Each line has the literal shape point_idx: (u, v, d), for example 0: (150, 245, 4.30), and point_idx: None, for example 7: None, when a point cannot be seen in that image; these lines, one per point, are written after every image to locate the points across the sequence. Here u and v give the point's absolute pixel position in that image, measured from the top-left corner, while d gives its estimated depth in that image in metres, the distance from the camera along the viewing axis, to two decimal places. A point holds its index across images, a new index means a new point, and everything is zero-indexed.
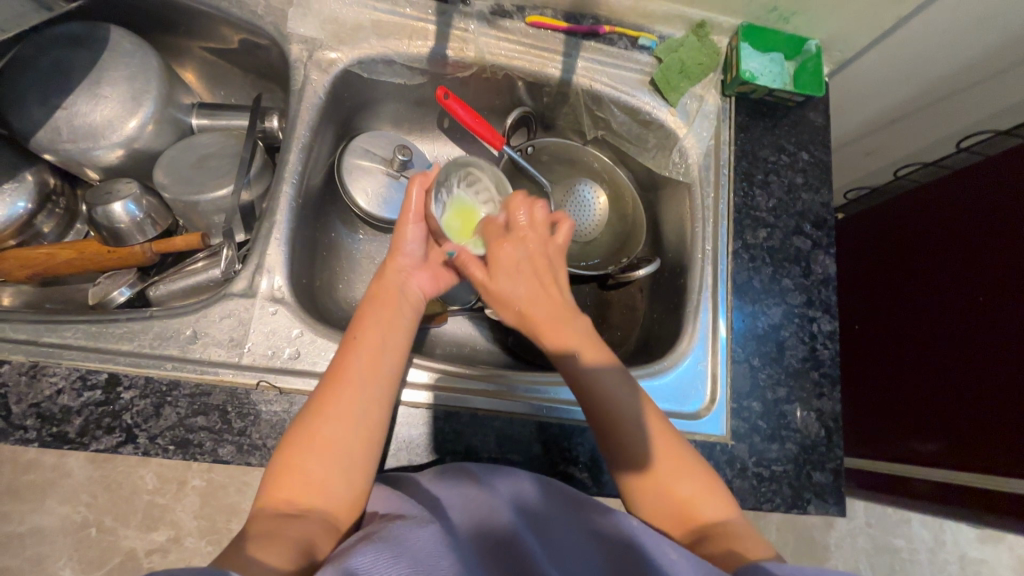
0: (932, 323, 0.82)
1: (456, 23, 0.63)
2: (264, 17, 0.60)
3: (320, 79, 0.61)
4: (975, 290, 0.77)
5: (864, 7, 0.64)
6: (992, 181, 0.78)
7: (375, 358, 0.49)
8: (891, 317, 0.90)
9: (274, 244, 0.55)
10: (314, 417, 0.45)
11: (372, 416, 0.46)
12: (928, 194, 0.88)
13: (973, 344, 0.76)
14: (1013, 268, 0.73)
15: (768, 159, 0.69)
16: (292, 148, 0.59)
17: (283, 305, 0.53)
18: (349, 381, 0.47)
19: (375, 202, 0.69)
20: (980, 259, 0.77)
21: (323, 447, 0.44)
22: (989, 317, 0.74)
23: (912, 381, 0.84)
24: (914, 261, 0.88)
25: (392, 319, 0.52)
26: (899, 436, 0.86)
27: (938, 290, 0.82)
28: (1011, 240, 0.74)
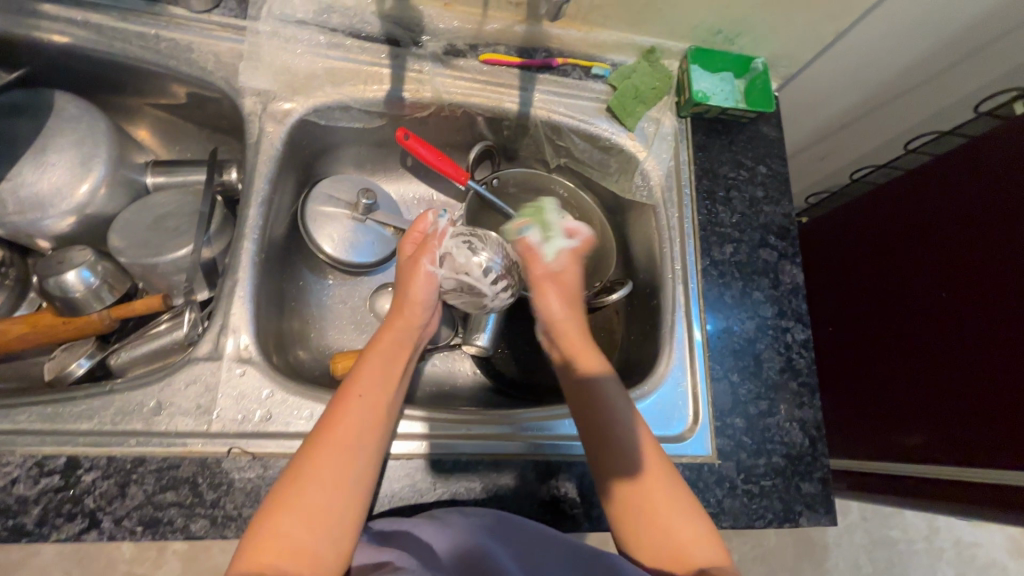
0: (912, 320, 0.83)
1: (410, 65, 0.64)
2: (214, 73, 0.59)
3: (275, 130, 0.59)
4: (954, 286, 0.77)
5: (804, 25, 0.66)
6: (945, 176, 0.81)
7: (372, 411, 0.49)
8: (867, 316, 0.91)
9: (238, 302, 0.53)
10: (297, 472, 0.44)
11: (363, 479, 0.46)
12: (892, 191, 0.90)
13: (946, 341, 0.77)
14: (993, 265, 0.73)
15: (727, 176, 0.70)
16: (252, 203, 0.57)
17: (251, 365, 0.52)
18: (343, 439, 0.46)
19: (342, 247, 0.68)
20: (941, 252, 0.80)
21: (312, 506, 0.43)
22: (970, 315, 0.74)
23: (895, 379, 0.85)
24: (881, 259, 0.90)
25: (382, 368, 0.52)
26: (878, 431, 0.87)
27: (916, 286, 0.83)
28: (986, 237, 0.74)
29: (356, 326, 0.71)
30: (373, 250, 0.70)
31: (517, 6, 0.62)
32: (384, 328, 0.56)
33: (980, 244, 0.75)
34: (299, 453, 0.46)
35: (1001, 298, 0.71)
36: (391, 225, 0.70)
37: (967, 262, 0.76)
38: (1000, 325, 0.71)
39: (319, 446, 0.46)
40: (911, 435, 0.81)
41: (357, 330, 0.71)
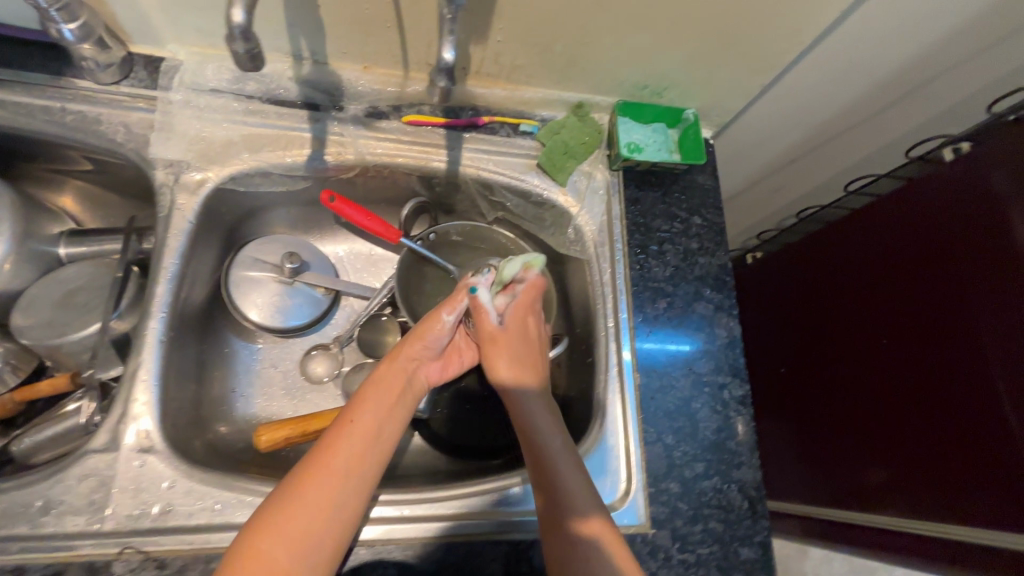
0: (875, 364, 0.82)
1: (331, 128, 0.63)
2: (124, 144, 0.57)
3: (188, 201, 0.58)
4: (911, 328, 0.76)
5: (728, 79, 0.66)
6: (896, 220, 0.81)
7: (369, 441, 0.49)
8: (829, 354, 0.91)
9: (142, 387, 0.51)
10: (287, 500, 0.44)
11: (348, 510, 0.46)
12: (847, 229, 0.90)
13: (906, 387, 0.76)
14: (946, 310, 0.72)
15: (661, 229, 0.69)
16: (160, 279, 0.55)
17: (152, 454, 0.49)
18: (336, 468, 0.46)
19: (268, 312, 0.66)
20: (896, 297, 0.79)
21: (297, 532, 0.43)
22: (927, 360, 0.74)
23: (860, 419, 0.84)
24: (840, 301, 0.90)
25: (383, 397, 0.53)
26: (841, 472, 0.86)
27: (876, 326, 0.82)
28: (936, 281, 0.74)
29: (288, 392, 0.68)
30: (304, 311, 0.68)
31: (436, 68, 0.62)
32: (388, 359, 0.56)
33: (929, 289, 0.74)
34: (285, 481, 0.46)
35: (955, 344, 0.70)
36: (321, 286, 0.69)
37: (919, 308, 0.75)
38: (956, 372, 0.70)
39: (310, 478, 0.45)
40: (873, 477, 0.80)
41: (287, 396, 0.68)
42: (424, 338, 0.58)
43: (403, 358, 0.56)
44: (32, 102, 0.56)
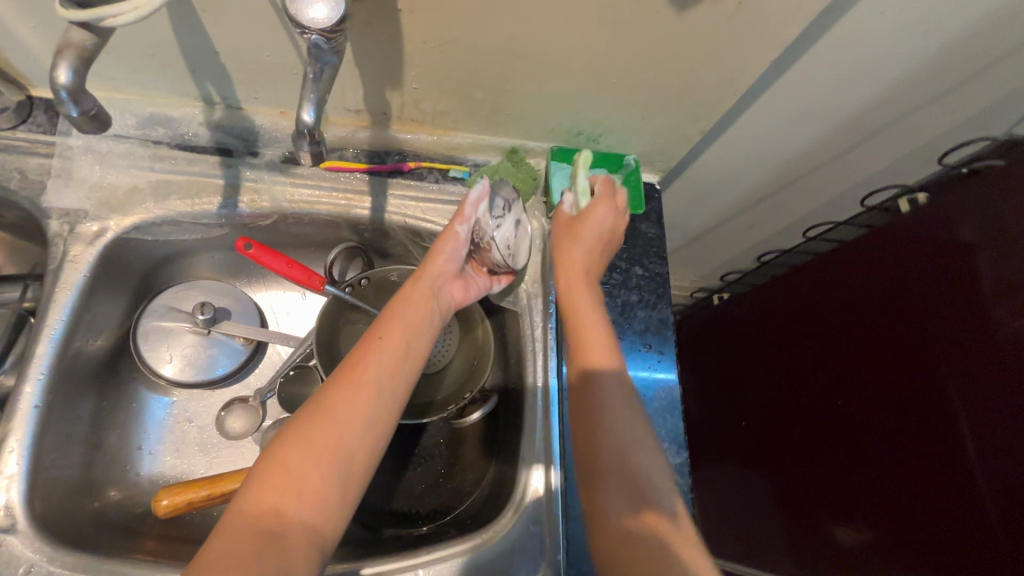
0: (840, 419, 0.78)
1: (244, 175, 0.60)
2: (18, 192, 0.55)
3: (84, 253, 0.55)
4: (880, 386, 0.72)
5: (665, 126, 0.63)
6: (856, 270, 0.77)
7: (397, 358, 0.48)
8: (796, 405, 0.86)
9: (10, 458, 0.48)
10: (311, 416, 0.44)
11: (378, 427, 0.45)
12: (811, 274, 0.85)
13: (874, 447, 0.73)
14: (914, 369, 0.67)
15: (598, 281, 0.65)
16: (43, 338, 0.51)
17: (13, 534, 0.45)
18: (367, 385, 0.46)
19: (173, 364, 0.63)
20: (859, 352, 0.76)
21: (329, 444, 0.42)
22: (898, 421, 0.69)
23: (832, 475, 0.80)
24: (802, 349, 0.86)
25: (412, 318, 0.51)
26: (820, 527, 0.83)
27: (843, 379, 0.78)
28: (903, 338, 0.69)
29: (201, 451, 0.63)
30: (213, 364, 0.64)
31: (356, 113, 0.59)
32: (415, 280, 0.55)
33: (892, 348, 0.71)
34: (330, 383, 0.46)
35: (926, 407, 0.66)
36: (239, 336, 0.65)
37: (884, 366, 0.72)
38: (930, 437, 0.65)
39: (340, 391, 0.45)
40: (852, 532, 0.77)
41: (200, 452, 0.63)
42: (443, 254, 0.56)
43: (427, 276, 0.55)
44: None
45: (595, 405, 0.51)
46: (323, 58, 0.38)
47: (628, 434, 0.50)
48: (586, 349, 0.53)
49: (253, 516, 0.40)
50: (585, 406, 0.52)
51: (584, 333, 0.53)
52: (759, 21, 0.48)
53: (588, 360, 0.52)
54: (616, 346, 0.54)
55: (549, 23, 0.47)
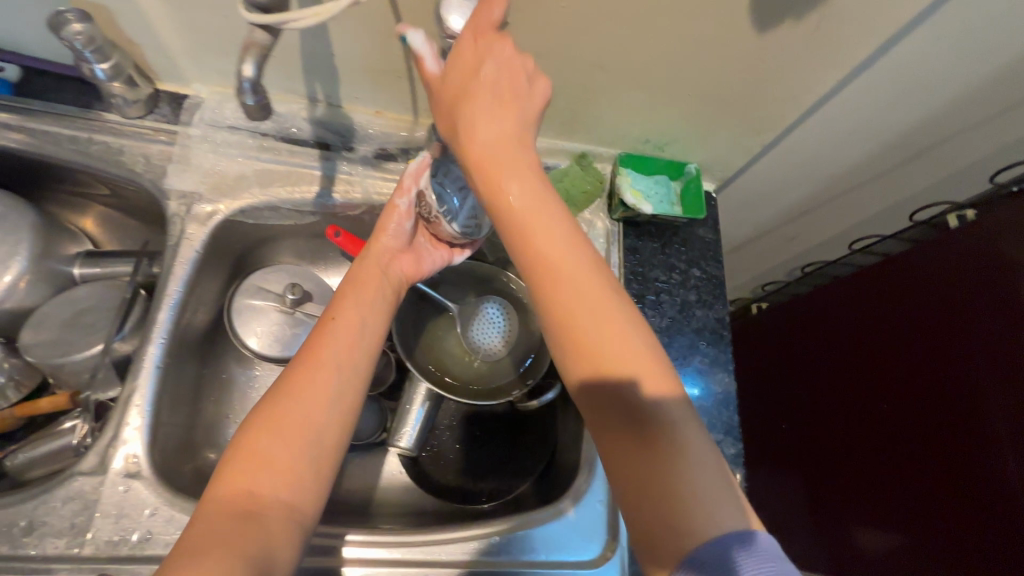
0: (871, 417, 0.82)
1: (340, 168, 0.65)
2: (143, 174, 0.60)
3: (198, 232, 0.60)
4: (916, 398, 0.75)
5: (730, 137, 0.67)
6: (890, 280, 0.82)
7: (351, 338, 0.52)
8: (832, 415, 0.90)
9: (134, 413, 0.52)
10: (272, 400, 0.46)
11: (343, 403, 0.48)
12: (850, 290, 0.89)
13: (901, 444, 0.77)
14: (951, 383, 0.71)
15: (659, 280, 0.69)
16: (163, 306, 0.57)
17: (138, 480, 0.49)
18: (325, 364, 0.49)
19: (264, 341, 0.67)
20: (892, 355, 0.80)
21: (298, 423, 0.45)
22: (932, 433, 0.73)
23: (865, 486, 0.83)
24: (837, 353, 0.90)
25: (365, 301, 0.55)
26: (847, 539, 0.85)
27: (880, 392, 0.81)
28: (939, 352, 0.73)
29: None
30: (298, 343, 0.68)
31: None
32: (360, 263, 0.58)
33: (924, 352, 0.75)
34: (285, 374, 0.49)
35: (963, 419, 0.69)
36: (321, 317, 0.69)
37: (914, 368, 0.76)
38: (966, 450, 0.68)
39: (300, 373, 0.48)
40: (878, 542, 0.80)
41: None
42: (387, 230, 0.60)
43: (373, 255, 0.59)
44: (61, 132, 0.59)
45: (597, 422, 0.40)
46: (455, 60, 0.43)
47: (666, 396, 0.39)
48: (583, 288, 0.41)
49: (231, 504, 0.41)
50: (599, 391, 0.40)
51: (569, 299, 0.41)
52: (834, 44, 0.52)
53: (582, 339, 0.40)
54: (624, 339, 0.40)
55: (639, 43, 0.52)
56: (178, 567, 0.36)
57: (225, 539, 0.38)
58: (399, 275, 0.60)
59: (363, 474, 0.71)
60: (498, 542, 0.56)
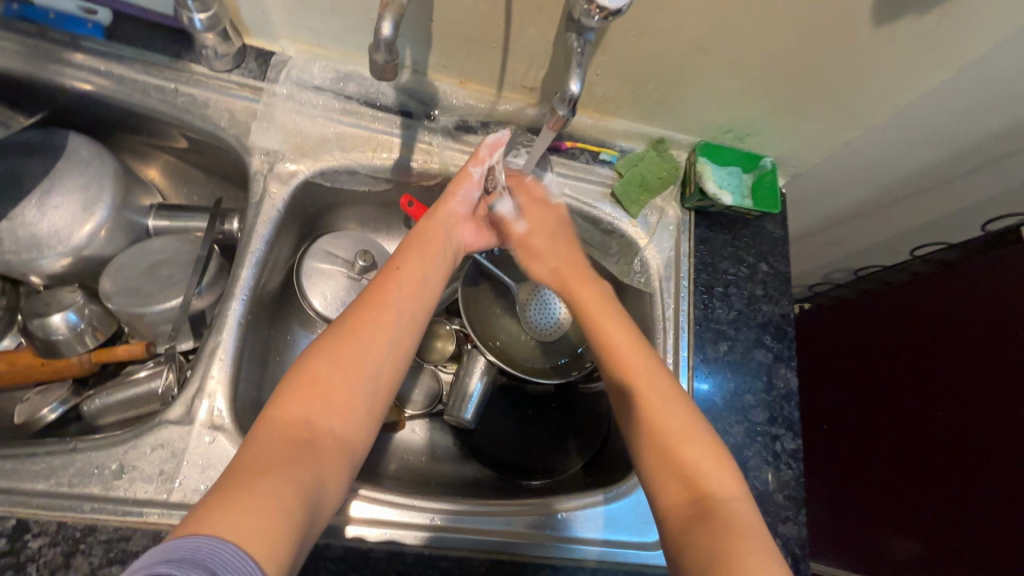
0: (905, 419, 0.80)
1: (420, 137, 0.64)
2: (228, 129, 0.60)
3: (279, 191, 0.60)
4: (946, 389, 0.75)
5: (813, 132, 0.66)
6: (937, 283, 0.80)
7: (416, 283, 0.51)
8: (859, 405, 0.89)
9: (218, 365, 0.53)
10: (331, 333, 0.45)
11: (402, 345, 0.47)
12: (889, 293, 0.89)
13: (931, 443, 0.75)
14: (981, 382, 0.71)
15: (727, 271, 0.69)
16: (244, 264, 0.57)
17: (222, 433, 0.50)
18: (390, 305, 0.48)
19: (332, 305, 0.67)
20: (934, 357, 0.78)
21: (355, 358, 0.44)
22: (958, 422, 0.72)
23: (887, 479, 0.82)
24: (877, 356, 0.89)
25: (430, 252, 0.54)
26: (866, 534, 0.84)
27: (910, 382, 0.81)
28: (976, 344, 0.73)
29: None
30: None
31: (530, 90, 0.63)
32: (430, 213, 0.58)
33: (969, 355, 0.73)
34: (347, 313, 0.47)
35: (990, 410, 0.69)
36: None
37: (954, 370, 0.75)
38: (987, 438, 0.68)
39: (362, 312, 0.47)
40: (900, 540, 0.78)
41: None
42: (460, 192, 0.59)
43: (442, 212, 0.58)
44: (149, 81, 0.59)
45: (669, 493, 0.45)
46: (584, 32, 0.44)
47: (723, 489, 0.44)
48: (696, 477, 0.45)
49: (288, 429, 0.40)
50: (694, 504, 0.43)
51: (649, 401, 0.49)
52: (946, 42, 0.51)
53: (681, 441, 0.46)
54: (698, 433, 0.48)
55: (751, 26, 0.51)
56: (233, 482, 0.36)
57: (280, 462, 0.38)
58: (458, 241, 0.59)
59: (415, 445, 0.70)
60: (562, 518, 0.56)
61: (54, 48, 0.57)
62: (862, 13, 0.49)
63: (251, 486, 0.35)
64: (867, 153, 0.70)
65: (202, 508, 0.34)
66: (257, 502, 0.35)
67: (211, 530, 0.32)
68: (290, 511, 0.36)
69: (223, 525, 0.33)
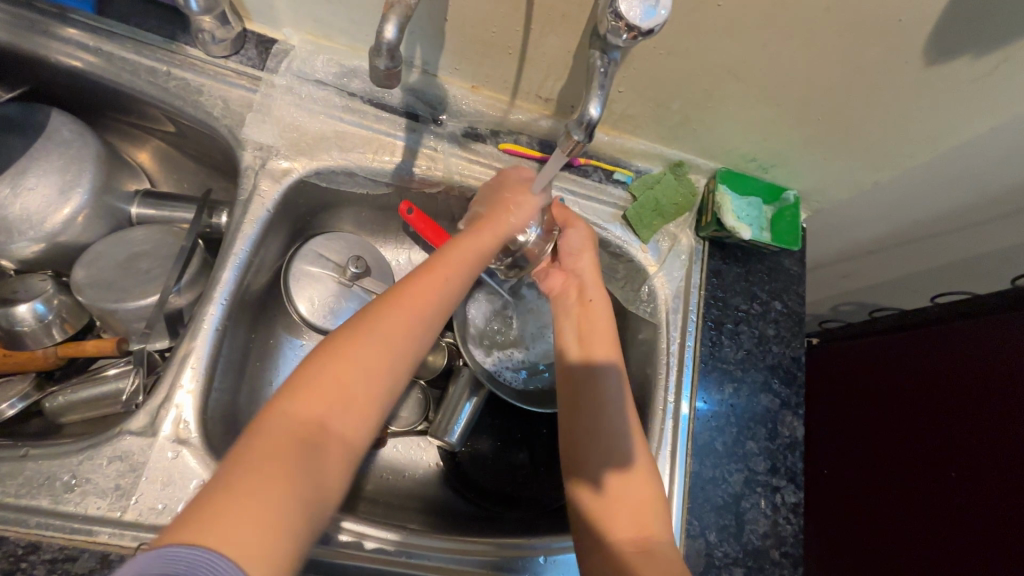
0: (885, 475, 0.76)
1: (425, 141, 0.61)
2: (220, 119, 0.56)
3: (270, 189, 0.56)
4: (940, 451, 0.70)
5: (844, 167, 0.62)
6: (929, 334, 0.76)
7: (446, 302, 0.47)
8: (843, 447, 0.84)
9: (188, 373, 0.49)
10: (349, 342, 0.41)
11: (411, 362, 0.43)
12: (874, 341, 0.84)
13: (918, 502, 0.71)
14: (973, 448, 0.66)
15: (738, 308, 0.65)
16: (227, 265, 0.53)
17: (187, 448, 0.47)
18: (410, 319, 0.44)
19: (319, 312, 0.64)
20: (922, 411, 0.74)
21: (361, 374, 0.40)
22: (953, 486, 0.68)
23: (866, 532, 0.77)
24: (859, 400, 0.84)
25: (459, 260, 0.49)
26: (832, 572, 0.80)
27: (899, 434, 0.76)
28: (972, 405, 0.68)
29: None
30: (354, 318, 0.65)
31: (545, 101, 0.59)
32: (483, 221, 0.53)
33: (961, 416, 0.69)
34: (363, 316, 0.43)
35: (990, 484, 0.63)
36: (378, 294, 0.65)
37: (944, 430, 0.70)
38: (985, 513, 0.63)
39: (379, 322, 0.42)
40: None
41: None
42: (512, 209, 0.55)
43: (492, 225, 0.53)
44: (140, 61, 0.55)
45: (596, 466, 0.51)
46: (609, 50, 0.41)
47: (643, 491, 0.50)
48: (638, 510, 0.49)
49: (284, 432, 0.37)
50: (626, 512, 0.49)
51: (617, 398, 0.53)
52: (1001, 87, 0.48)
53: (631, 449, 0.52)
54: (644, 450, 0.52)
55: (791, 53, 0.47)
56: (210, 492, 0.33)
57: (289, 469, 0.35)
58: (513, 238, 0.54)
59: (394, 464, 0.66)
60: (543, 561, 0.53)
61: (41, 20, 0.53)
62: (913, 49, 0.45)
63: (254, 491, 0.33)
64: (898, 193, 0.66)
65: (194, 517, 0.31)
66: (254, 509, 0.32)
67: (210, 542, 0.30)
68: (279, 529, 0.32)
69: (228, 539, 0.30)
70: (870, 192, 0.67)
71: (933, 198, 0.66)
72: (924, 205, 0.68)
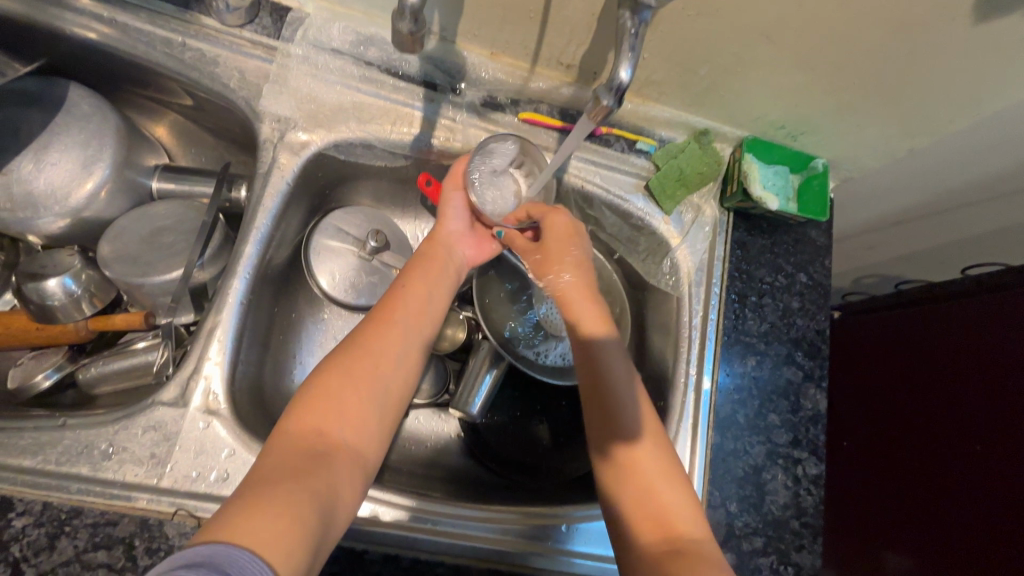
0: (909, 444, 0.76)
1: (443, 112, 0.60)
2: (237, 91, 0.55)
3: (290, 162, 0.56)
4: (970, 423, 0.68)
5: (877, 134, 0.60)
6: (961, 304, 0.73)
7: (422, 308, 0.53)
8: (868, 419, 0.83)
9: (216, 346, 0.50)
10: (341, 357, 0.47)
11: (410, 361, 0.50)
12: (901, 312, 0.82)
13: (942, 471, 0.70)
14: (1004, 419, 0.65)
15: (763, 280, 0.64)
16: (249, 239, 0.54)
17: (217, 419, 0.48)
18: (397, 330, 0.50)
19: (340, 286, 0.64)
20: (952, 383, 0.72)
21: (367, 374, 0.46)
22: (982, 457, 0.66)
23: (888, 501, 0.77)
24: (885, 373, 0.83)
25: (433, 277, 0.56)
26: (856, 552, 0.80)
27: (926, 405, 0.75)
28: (1004, 377, 0.66)
29: None
30: (373, 292, 0.65)
31: (566, 67, 0.57)
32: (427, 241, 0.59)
33: (994, 388, 0.67)
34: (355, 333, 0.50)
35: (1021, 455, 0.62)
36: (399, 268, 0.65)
37: (975, 402, 0.69)
38: (999, 501, 0.63)
39: (373, 334, 0.49)
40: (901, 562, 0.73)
41: None
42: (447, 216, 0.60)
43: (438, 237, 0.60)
44: (154, 32, 0.54)
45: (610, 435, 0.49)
46: (640, 9, 0.39)
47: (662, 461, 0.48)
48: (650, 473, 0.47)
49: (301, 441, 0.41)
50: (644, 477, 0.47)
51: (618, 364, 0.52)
52: None
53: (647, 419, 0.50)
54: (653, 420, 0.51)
55: (830, 11, 0.45)
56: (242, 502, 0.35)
57: (297, 470, 0.38)
58: (458, 260, 0.60)
59: (416, 435, 0.67)
60: (565, 530, 0.54)
61: None
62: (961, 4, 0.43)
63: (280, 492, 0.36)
64: (932, 161, 0.64)
65: (222, 519, 0.33)
66: (281, 508, 0.35)
67: (229, 537, 0.32)
68: (309, 516, 0.36)
69: (240, 533, 0.32)
70: (903, 160, 0.64)
71: (970, 166, 0.63)
72: (959, 173, 0.65)
